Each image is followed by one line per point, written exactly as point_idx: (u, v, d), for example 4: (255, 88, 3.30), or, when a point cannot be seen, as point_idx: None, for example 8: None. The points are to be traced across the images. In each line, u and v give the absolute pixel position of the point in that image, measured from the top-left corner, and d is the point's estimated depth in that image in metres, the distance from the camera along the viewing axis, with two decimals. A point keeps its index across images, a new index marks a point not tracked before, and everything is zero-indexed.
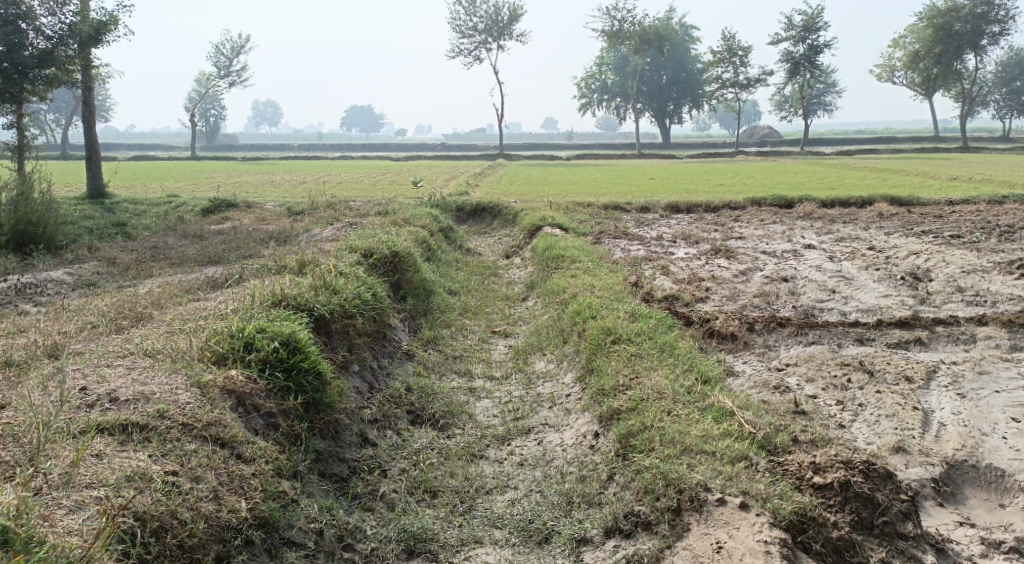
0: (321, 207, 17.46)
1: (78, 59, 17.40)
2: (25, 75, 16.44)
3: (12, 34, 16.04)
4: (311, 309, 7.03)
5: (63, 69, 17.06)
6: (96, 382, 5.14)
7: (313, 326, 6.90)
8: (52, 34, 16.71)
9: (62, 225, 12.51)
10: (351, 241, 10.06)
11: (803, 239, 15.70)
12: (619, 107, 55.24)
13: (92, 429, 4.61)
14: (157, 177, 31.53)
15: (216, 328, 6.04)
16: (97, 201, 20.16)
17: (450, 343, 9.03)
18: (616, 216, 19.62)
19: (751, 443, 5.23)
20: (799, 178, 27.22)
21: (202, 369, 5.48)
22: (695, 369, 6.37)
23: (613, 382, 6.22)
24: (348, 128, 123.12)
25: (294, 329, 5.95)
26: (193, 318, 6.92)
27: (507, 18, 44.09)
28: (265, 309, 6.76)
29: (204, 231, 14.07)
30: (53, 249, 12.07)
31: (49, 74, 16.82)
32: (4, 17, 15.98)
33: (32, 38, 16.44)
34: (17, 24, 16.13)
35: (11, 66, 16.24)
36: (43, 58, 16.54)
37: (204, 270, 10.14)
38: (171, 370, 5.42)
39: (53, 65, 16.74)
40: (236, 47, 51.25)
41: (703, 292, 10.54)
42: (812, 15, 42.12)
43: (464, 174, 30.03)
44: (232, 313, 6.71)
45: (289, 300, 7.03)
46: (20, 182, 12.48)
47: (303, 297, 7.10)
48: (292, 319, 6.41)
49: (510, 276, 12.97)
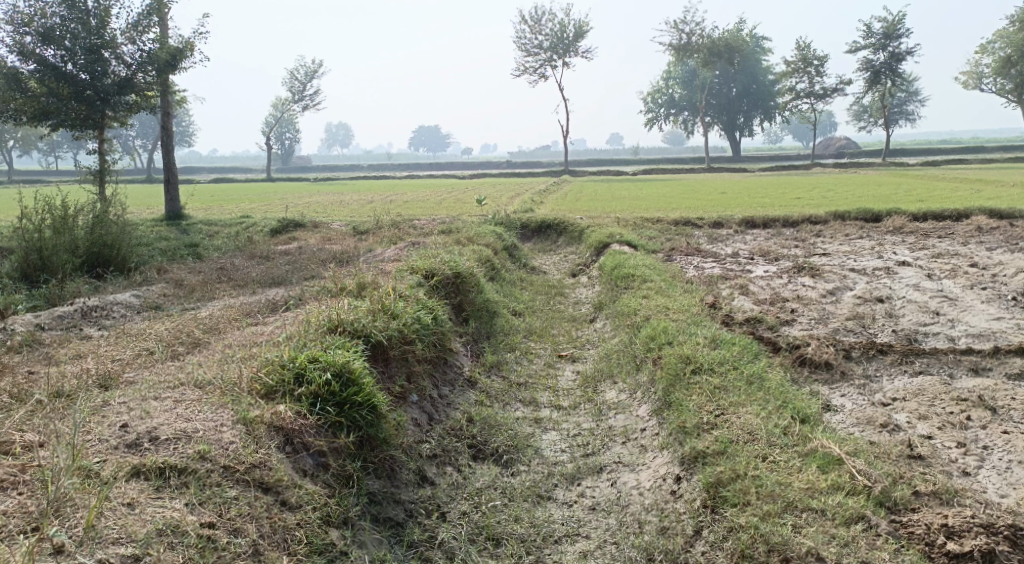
0: (386, 225, 17.21)
1: (156, 85, 17.58)
2: (107, 102, 16.66)
3: (94, 63, 16.26)
4: (368, 335, 6.62)
5: (142, 95, 17.28)
6: (138, 418, 4.83)
7: (369, 354, 6.48)
8: (133, 62, 16.86)
9: (134, 247, 12.47)
10: (412, 261, 9.67)
11: (894, 255, 14.77)
12: (687, 121, 54.17)
13: (127, 473, 4.38)
14: (231, 198, 31.97)
15: (270, 357, 5.65)
16: (172, 223, 20.35)
17: (516, 368, 8.53)
18: (688, 232, 18.87)
19: (866, 498, 4.70)
20: (883, 190, 26.01)
21: (250, 403, 5.09)
22: (790, 405, 5.73)
23: (696, 420, 5.61)
24: (416, 147, 124.41)
25: (348, 358, 5.50)
26: (245, 345, 6.56)
27: (575, 35, 43.70)
28: (320, 336, 6.37)
29: (269, 251, 13.91)
30: (124, 271, 12.01)
31: (128, 100, 17.03)
32: (89, 46, 16.17)
33: (114, 66, 16.62)
34: (100, 53, 16.38)
35: (95, 94, 16.50)
36: (123, 85, 16.73)
37: (266, 292, 9.87)
38: (219, 405, 5.06)
39: (133, 91, 16.95)
40: (310, 72, 52.23)
41: (789, 315, 9.83)
42: (892, 22, 40.58)
43: (529, 191, 29.58)
44: (286, 340, 6.32)
45: (345, 326, 6.62)
46: (95, 205, 12.49)
47: (361, 322, 6.68)
48: (347, 348, 5.99)
49: (578, 296, 12.41)
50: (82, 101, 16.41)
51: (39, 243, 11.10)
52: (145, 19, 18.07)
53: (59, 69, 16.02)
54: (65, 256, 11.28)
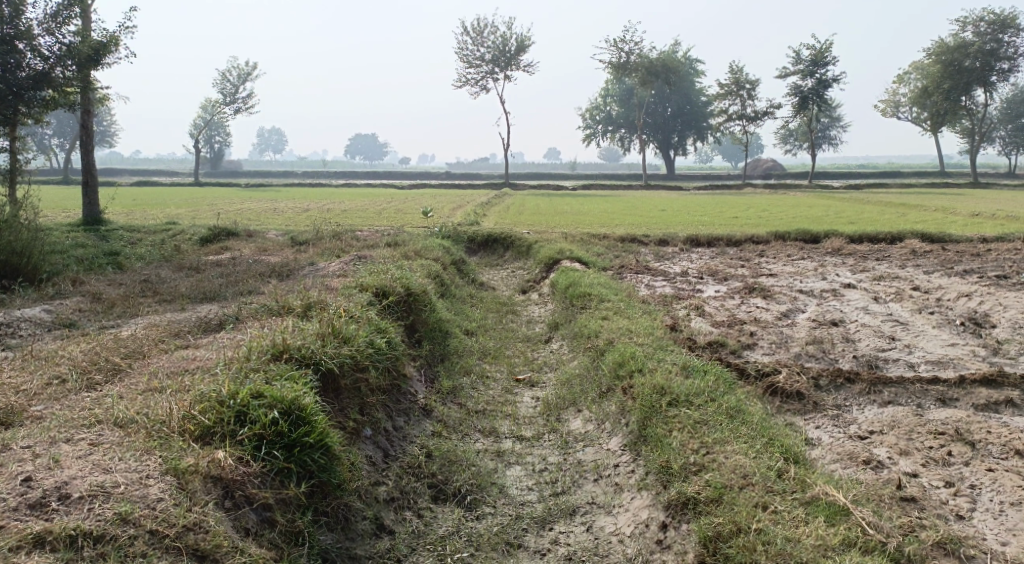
0: (326, 236, 16.49)
1: (78, 81, 16.55)
2: (20, 96, 15.56)
3: (6, 54, 15.19)
4: (317, 363, 6.05)
5: (61, 91, 16.21)
6: (45, 470, 4.26)
7: (320, 385, 5.92)
8: (49, 54, 15.86)
9: (49, 256, 11.54)
10: (360, 278, 9.09)
11: (839, 277, 14.73)
12: (624, 139, 54.75)
13: (29, 545, 3.84)
14: (159, 203, 30.66)
15: (207, 388, 5.09)
16: (92, 229, 19.20)
17: (473, 395, 8.01)
18: (634, 250, 18.65)
19: (882, 555, 4.48)
20: (816, 211, 26.32)
21: (183, 447, 4.54)
22: (778, 443, 5.41)
23: (680, 461, 5.28)
24: (352, 156, 122.92)
25: (299, 393, 4.96)
26: (177, 375, 5.95)
27: (516, 49, 43.47)
28: (264, 363, 5.79)
29: (200, 262, 13.10)
30: (36, 282, 11.08)
31: (45, 96, 15.96)
32: (1, 36, 15.16)
33: (30, 59, 15.59)
34: (13, 44, 15.31)
35: (6, 87, 15.38)
36: (39, 79, 15.68)
37: (197, 308, 9.15)
38: (144, 450, 4.50)
39: (50, 86, 15.89)
40: (242, 75, 50.88)
41: (748, 338, 9.52)
42: (821, 48, 41.43)
43: (470, 203, 29.10)
44: (224, 368, 5.74)
45: (291, 352, 6.04)
46: (5, 211, 11.53)
47: (309, 348, 6.10)
48: (296, 380, 5.43)
49: (529, 315, 11.95)
50: None
51: None
52: (64, 11, 17.02)
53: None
54: None
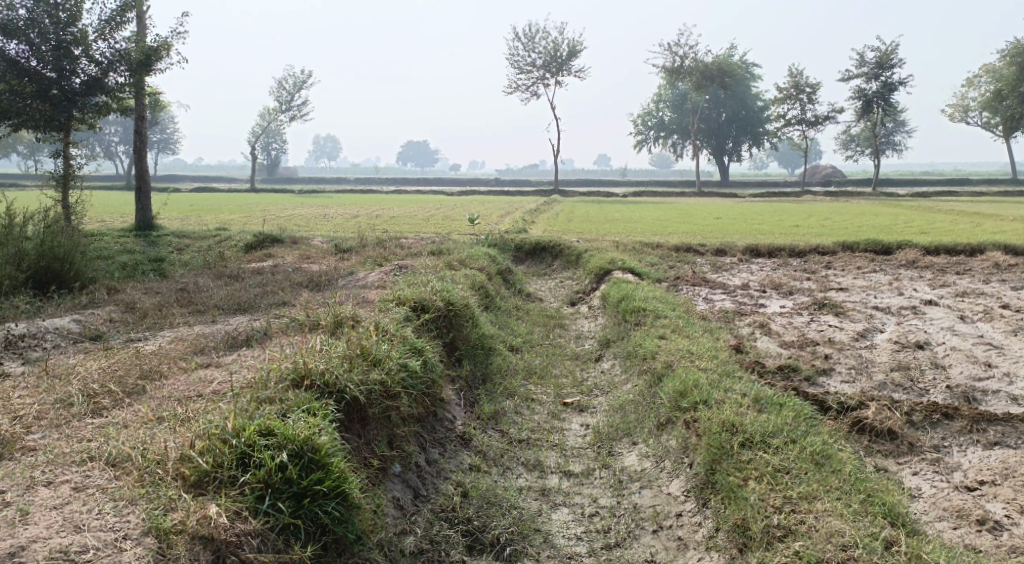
0: (370, 243, 15.92)
1: (129, 86, 16.29)
2: (75, 103, 15.34)
3: (62, 60, 14.94)
4: (341, 390, 5.38)
5: (114, 97, 15.94)
6: (9, 527, 3.97)
7: (341, 416, 5.29)
8: (103, 60, 15.58)
9: (88, 263, 11.15)
10: (398, 289, 8.43)
11: (916, 292, 13.65)
12: (676, 145, 53.36)
13: None
14: (211, 208, 30.60)
15: (218, 418, 4.62)
16: (140, 234, 18.95)
17: (517, 421, 7.25)
18: (690, 260, 17.74)
19: None
20: (883, 221, 24.93)
21: (171, 499, 4.20)
22: (885, 510, 4.67)
23: (765, 525, 4.68)
24: (404, 162, 123.33)
25: (314, 431, 4.55)
26: (186, 401, 5.45)
27: (569, 54, 42.71)
28: (281, 391, 5.15)
29: (239, 270, 12.60)
30: (74, 290, 10.67)
31: (98, 102, 15.74)
32: (58, 43, 14.91)
33: (84, 65, 15.33)
34: (69, 50, 15.04)
35: (59, 92, 15.13)
36: (92, 85, 15.43)
37: (227, 320, 8.62)
38: (125, 503, 4.19)
39: (103, 92, 15.62)
40: (299, 84, 51.21)
41: (823, 362, 8.64)
42: (885, 52, 39.74)
43: (519, 210, 28.35)
44: (236, 397, 5.15)
45: (313, 378, 5.38)
46: (48, 218, 11.20)
47: (331, 372, 5.44)
48: (314, 412, 4.96)
49: (580, 329, 11.18)
50: (45, 100, 15.05)
51: None
52: (119, 15, 16.76)
53: (21, 64, 14.61)
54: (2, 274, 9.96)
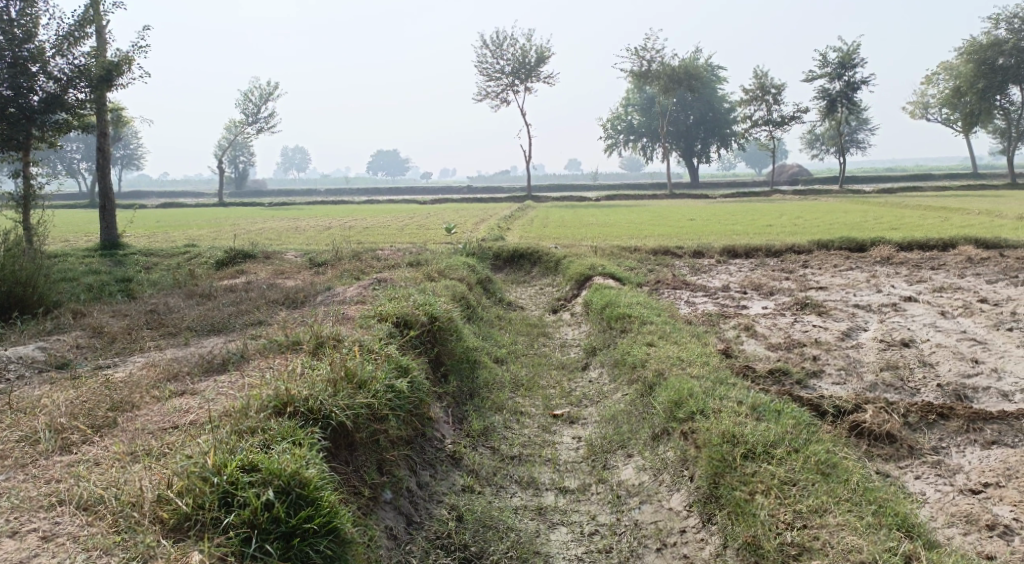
0: (345, 256, 15.65)
1: (91, 103, 15.87)
2: (33, 120, 14.92)
3: (19, 77, 14.52)
4: (327, 416, 5.18)
5: (75, 113, 15.52)
6: None
7: (328, 443, 5.09)
8: (61, 76, 15.16)
9: (52, 287, 10.79)
10: (379, 305, 8.21)
11: (895, 289, 13.66)
12: (646, 148, 53.53)
13: None
14: (179, 224, 30.06)
15: (191, 453, 4.48)
16: (108, 253, 18.50)
17: (507, 437, 7.06)
18: (668, 263, 17.67)
19: None
20: (854, 218, 25.07)
21: (150, 546, 4.02)
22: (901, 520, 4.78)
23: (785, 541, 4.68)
24: (374, 172, 122.73)
25: (301, 464, 4.36)
26: (162, 434, 5.23)
27: (536, 60, 42.63)
28: (264, 420, 4.92)
29: (211, 289, 12.28)
30: (40, 315, 10.32)
31: (58, 119, 15.33)
32: (14, 59, 14.49)
33: (42, 81, 14.92)
34: (26, 67, 14.62)
35: (17, 111, 14.70)
36: (51, 102, 15.02)
37: (202, 342, 8.34)
38: (100, 553, 4.00)
39: (62, 109, 15.20)
40: (265, 96, 50.66)
41: (812, 364, 8.55)
42: (847, 52, 40.13)
43: (493, 217, 28.17)
44: (216, 428, 4.93)
45: (297, 404, 5.16)
46: (10, 242, 10.82)
47: (316, 398, 5.23)
48: (300, 442, 4.76)
49: (564, 337, 11.01)
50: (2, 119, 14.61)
51: None
52: (76, 29, 16.35)
53: None
54: None
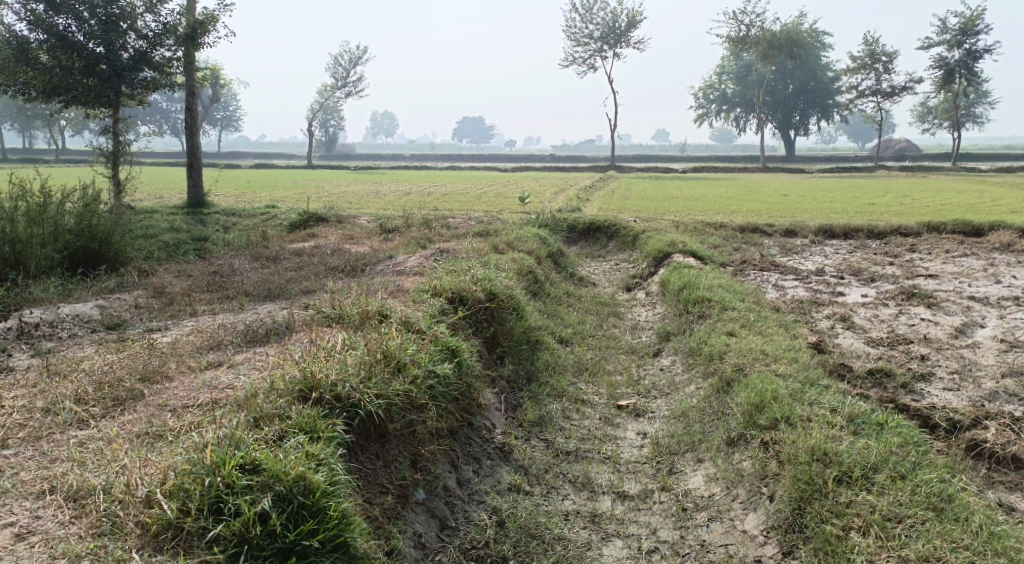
0: (417, 223, 15.18)
1: (178, 61, 15.63)
2: (122, 78, 14.70)
3: (110, 35, 14.24)
4: (356, 405, 4.66)
5: (162, 71, 15.24)
6: None
7: (352, 436, 4.60)
8: (151, 35, 14.82)
9: (128, 242, 10.21)
10: (436, 278, 7.65)
11: (1013, 280, 12.38)
12: (739, 118, 51.40)
13: None
14: (266, 185, 30.18)
15: (191, 445, 4.14)
16: (191, 211, 18.45)
17: (564, 429, 6.38)
18: (756, 241, 16.57)
19: None
20: (966, 198, 23.28)
21: (120, 559, 3.69)
22: None
23: None
24: (460, 139, 122.73)
25: (306, 471, 3.99)
26: (177, 412, 4.80)
27: (628, 25, 41.21)
28: (284, 406, 4.43)
29: (280, 251, 11.29)
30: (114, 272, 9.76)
31: (147, 78, 15.07)
32: (106, 17, 14.17)
33: (131, 40, 14.61)
34: (117, 25, 14.32)
35: (107, 68, 14.52)
36: (139, 60, 14.74)
37: (257, 305, 7.78)
38: (68, 561, 3.68)
39: (150, 67, 14.94)
40: (354, 60, 50.85)
41: (919, 365, 7.68)
42: (970, 17, 37.32)
43: (575, 187, 27.32)
44: (230, 411, 4.44)
45: (323, 390, 4.62)
46: (89, 192, 10.33)
47: (345, 383, 4.70)
48: (316, 439, 4.29)
49: (637, 317, 10.21)
50: (93, 75, 14.46)
51: (12, 233, 8.75)
52: None
53: (70, 40, 14.02)
54: (42, 252, 9.00)
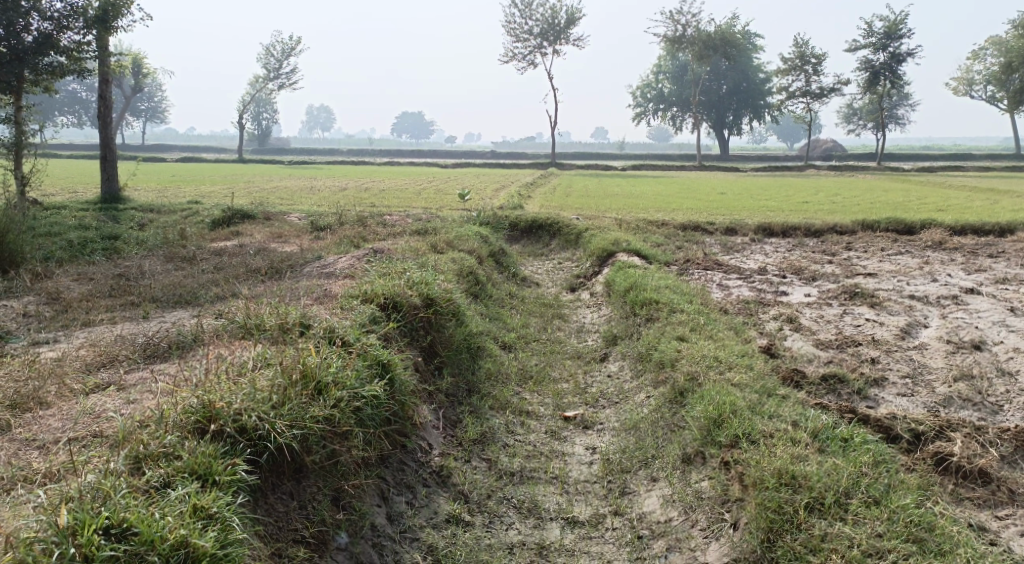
0: (349, 221, 14.49)
1: (91, 47, 14.60)
2: (24, 62, 13.63)
3: (8, 14, 13.20)
4: (263, 439, 4.23)
5: (71, 56, 14.19)
6: None
7: (256, 475, 4.16)
8: (57, 17, 13.80)
9: (25, 240, 9.31)
10: (366, 282, 7.06)
11: (951, 279, 12.32)
12: (676, 117, 51.65)
13: None
14: (193, 180, 28.87)
15: (49, 501, 3.69)
16: (106, 207, 17.37)
17: (508, 446, 5.86)
18: (698, 240, 16.33)
19: None
20: (894, 197, 23.57)
21: None
22: None
23: None
24: (398, 135, 121.31)
25: (188, 530, 3.62)
26: (48, 448, 4.22)
27: (566, 21, 40.92)
28: (173, 444, 3.99)
29: (196, 251, 10.50)
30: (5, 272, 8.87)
31: (54, 63, 14.02)
32: None
33: (34, 22, 13.58)
34: (17, 4, 13.29)
35: (7, 51, 13.45)
36: (42, 43, 13.69)
37: (166, 312, 7.07)
38: None
39: (55, 51, 13.88)
40: (287, 50, 49.46)
41: (872, 369, 7.37)
42: (893, 22, 38.10)
43: (514, 184, 26.85)
44: (106, 455, 3.96)
45: (223, 422, 4.17)
46: None
47: (249, 414, 4.24)
48: (205, 487, 3.89)
49: (582, 319, 9.76)
50: None
51: None
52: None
53: None
54: None
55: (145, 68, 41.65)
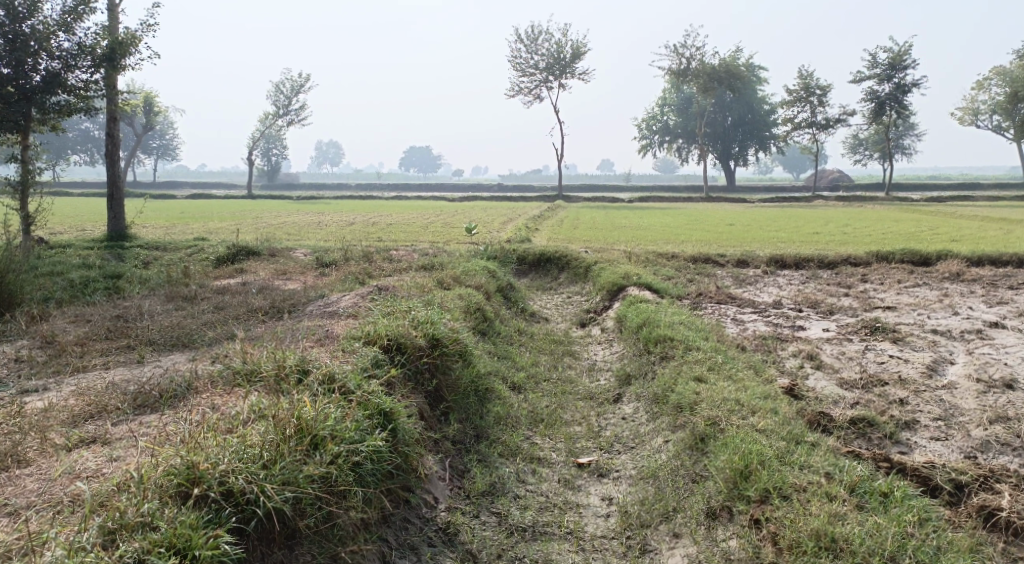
0: (355, 257, 14.23)
1: (100, 86, 14.46)
2: (32, 102, 13.48)
3: (18, 54, 13.08)
4: (251, 503, 4.05)
5: (79, 95, 14.05)
6: None
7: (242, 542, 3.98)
8: (66, 56, 13.68)
9: (24, 282, 9.04)
10: (369, 322, 6.74)
11: (972, 312, 11.94)
12: (682, 149, 51.55)
13: None
14: (199, 216, 28.70)
15: None
16: (111, 245, 17.16)
17: (519, 498, 5.50)
18: (710, 272, 16.01)
19: None
20: (906, 228, 23.22)
21: None
22: None
23: None
24: (406, 169, 121.76)
25: None
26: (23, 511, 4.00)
27: (573, 56, 40.99)
28: (153, 512, 3.87)
29: (197, 290, 10.23)
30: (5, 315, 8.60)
31: (61, 102, 13.87)
32: (14, 35, 13.05)
33: (43, 62, 13.46)
34: (26, 44, 13.19)
35: (15, 91, 13.31)
36: (51, 82, 13.54)
37: (162, 356, 6.77)
38: None
39: (64, 90, 13.73)
40: (295, 86, 49.67)
41: (901, 411, 6.99)
42: (898, 52, 38.01)
43: (521, 217, 26.59)
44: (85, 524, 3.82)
45: (208, 485, 4.02)
46: None
47: (236, 477, 4.07)
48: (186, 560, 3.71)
49: (593, 356, 9.41)
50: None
51: None
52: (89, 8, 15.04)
53: None
54: None
55: (155, 105, 41.82)
